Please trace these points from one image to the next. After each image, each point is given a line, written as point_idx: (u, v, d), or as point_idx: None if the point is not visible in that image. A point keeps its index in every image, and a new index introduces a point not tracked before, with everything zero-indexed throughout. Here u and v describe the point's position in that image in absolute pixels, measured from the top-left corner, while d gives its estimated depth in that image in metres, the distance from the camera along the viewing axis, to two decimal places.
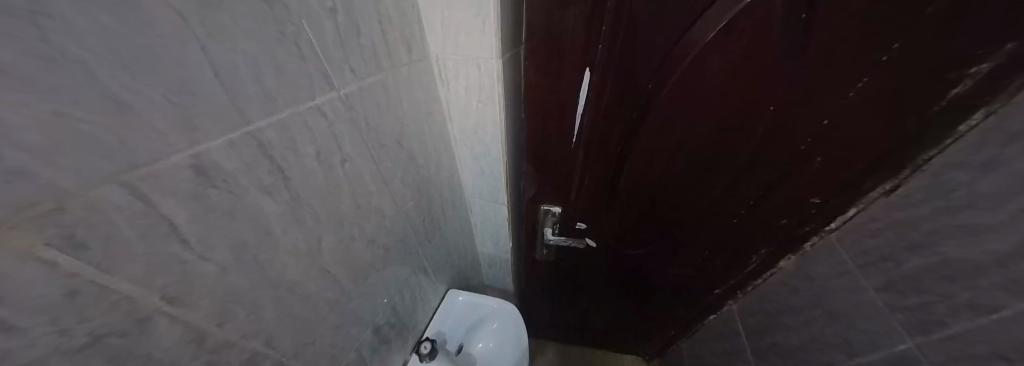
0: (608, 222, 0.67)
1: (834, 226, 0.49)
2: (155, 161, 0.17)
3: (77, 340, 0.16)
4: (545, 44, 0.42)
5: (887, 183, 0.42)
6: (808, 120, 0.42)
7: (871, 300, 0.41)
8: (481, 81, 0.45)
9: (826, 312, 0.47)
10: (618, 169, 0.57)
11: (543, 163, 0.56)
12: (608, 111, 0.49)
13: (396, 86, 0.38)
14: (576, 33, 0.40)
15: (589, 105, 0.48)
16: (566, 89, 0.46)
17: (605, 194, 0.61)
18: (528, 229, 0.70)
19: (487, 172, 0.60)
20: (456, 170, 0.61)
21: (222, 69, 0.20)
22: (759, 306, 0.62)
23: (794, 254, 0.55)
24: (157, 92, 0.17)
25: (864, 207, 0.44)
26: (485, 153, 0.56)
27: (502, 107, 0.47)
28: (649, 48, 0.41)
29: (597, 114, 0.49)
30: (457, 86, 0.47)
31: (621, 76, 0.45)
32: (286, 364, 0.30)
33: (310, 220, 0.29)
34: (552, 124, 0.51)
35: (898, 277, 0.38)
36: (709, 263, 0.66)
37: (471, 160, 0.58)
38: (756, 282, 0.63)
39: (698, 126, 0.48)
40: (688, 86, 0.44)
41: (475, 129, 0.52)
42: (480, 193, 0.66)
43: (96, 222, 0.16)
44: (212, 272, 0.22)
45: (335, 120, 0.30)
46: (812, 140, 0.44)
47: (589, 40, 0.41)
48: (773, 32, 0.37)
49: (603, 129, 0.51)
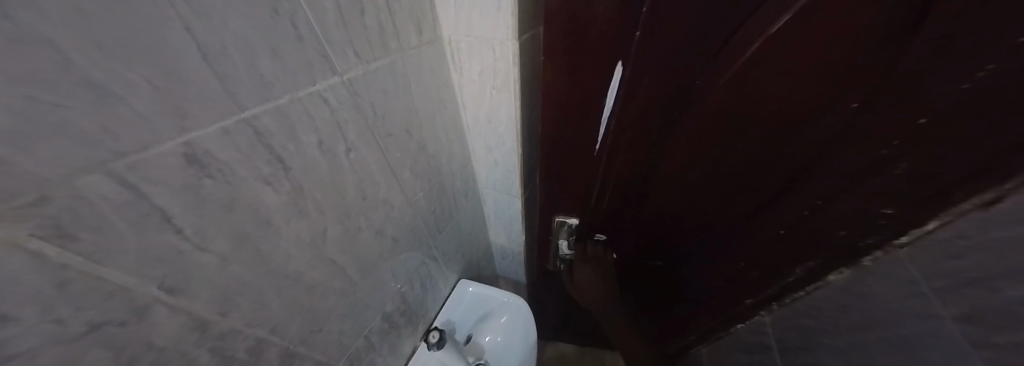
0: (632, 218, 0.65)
1: (905, 240, 0.37)
2: (144, 149, 0.17)
3: (74, 329, 0.16)
4: (568, 29, 0.37)
5: (985, 195, 0.29)
6: (899, 117, 0.33)
7: (950, 330, 0.32)
8: (494, 66, 0.41)
9: (885, 336, 0.39)
10: (651, 167, 0.54)
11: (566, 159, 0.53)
12: (642, 106, 0.46)
13: (404, 72, 0.36)
14: (607, 16, 0.35)
15: (620, 99, 0.45)
16: (593, 81, 0.42)
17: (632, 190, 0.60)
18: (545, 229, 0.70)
19: (501, 163, 0.57)
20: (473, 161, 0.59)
21: (212, 50, 0.19)
22: (796, 321, 0.53)
23: (845, 268, 0.44)
24: (140, 75, 0.16)
25: (947, 223, 0.33)
26: (498, 145, 0.53)
27: (516, 97, 0.44)
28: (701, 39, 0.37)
29: (630, 109, 0.46)
30: (470, 70, 0.43)
31: (661, 68, 0.41)
32: (294, 350, 0.30)
33: (313, 210, 0.28)
34: (574, 119, 0.47)
35: (991, 306, 0.29)
36: (742, 274, 0.59)
37: (485, 151, 0.56)
38: (797, 294, 0.53)
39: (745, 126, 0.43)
40: (742, 81, 0.38)
41: (489, 119, 0.49)
42: (494, 184, 0.64)
43: (83, 212, 0.15)
44: (211, 263, 0.21)
45: (337, 107, 0.28)
46: (896, 142, 0.34)
47: (624, 25, 0.37)
48: (862, 13, 0.29)
49: (634, 125, 0.49)
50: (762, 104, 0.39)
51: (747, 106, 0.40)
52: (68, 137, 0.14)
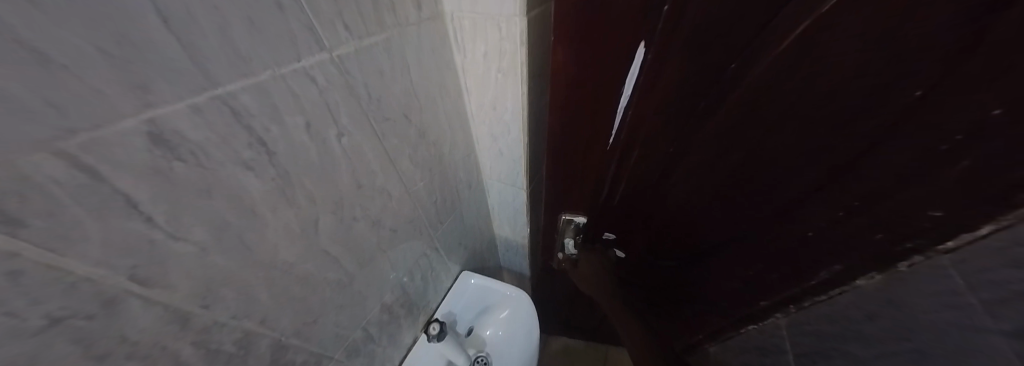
0: (641, 215, 0.62)
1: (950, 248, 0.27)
2: (99, 126, 0.15)
3: (33, 323, 0.14)
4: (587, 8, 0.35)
5: None
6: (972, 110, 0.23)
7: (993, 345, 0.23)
8: (500, 47, 0.38)
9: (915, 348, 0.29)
10: (666, 164, 0.49)
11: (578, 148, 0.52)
12: (665, 96, 0.42)
13: (401, 52, 0.33)
14: None
15: (639, 86, 0.43)
16: (614, 62, 0.41)
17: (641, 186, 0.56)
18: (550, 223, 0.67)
19: (506, 153, 0.55)
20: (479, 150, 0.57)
21: (174, 15, 0.16)
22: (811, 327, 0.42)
23: (878, 272, 0.33)
24: (90, 43, 0.13)
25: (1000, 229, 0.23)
26: (503, 133, 0.50)
27: (522, 82, 0.41)
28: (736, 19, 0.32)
29: (648, 97, 0.43)
30: (474, 52, 0.40)
31: (687, 51, 0.37)
32: (286, 342, 0.29)
33: (303, 199, 0.27)
34: (589, 103, 0.46)
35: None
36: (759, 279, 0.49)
37: (489, 140, 0.53)
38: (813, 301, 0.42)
39: (769, 122, 0.36)
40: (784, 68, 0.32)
41: (494, 105, 0.46)
42: (498, 175, 0.61)
43: (32, 196, 0.13)
44: (188, 253, 0.20)
45: (326, 87, 0.26)
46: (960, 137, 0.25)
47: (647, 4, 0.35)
48: None
49: (653, 117, 0.45)
50: (796, 94, 0.33)
51: (784, 97, 0.33)
52: (10, 112, 0.12)
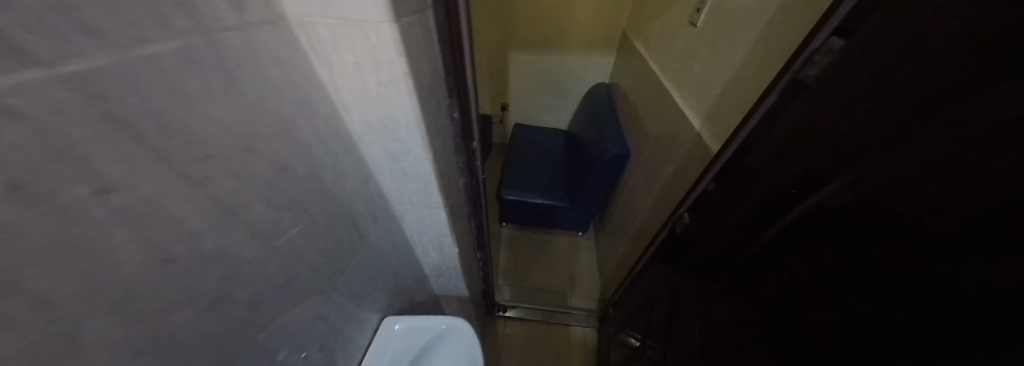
0: (738, 287, 0.63)
1: (831, 252, 0.44)
2: None
3: None
4: (886, 130, 0.39)
5: (884, 231, 0.37)
6: (865, 231, 0.39)
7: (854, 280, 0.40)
8: (376, 55, 0.33)
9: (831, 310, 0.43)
10: (788, 257, 0.51)
11: (776, 218, 0.55)
12: (831, 205, 0.45)
13: (222, 62, 0.23)
14: (903, 135, 0.37)
15: (843, 198, 0.43)
16: (845, 175, 0.43)
17: (757, 209, 0.60)
18: (717, 261, 0.71)
19: (413, 174, 0.48)
20: (740, 162, 0.66)
21: None
22: (773, 333, 0.52)
23: (800, 272, 0.48)
24: None
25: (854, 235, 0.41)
26: (404, 152, 0.44)
27: (411, 95, 0.37)
28: (897, 163, 0.37)
29: (839, 211, 0.43)
30: (343, 62, 0.34)
31: (859, 173, 0.41)
32: None
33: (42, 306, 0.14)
34: (811, 191, 0.49)
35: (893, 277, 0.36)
36: (757, 317, 0.56)
37: (388, 162, 0.46)
38: (772, 317, 0.52)
39: (831, 261, 0.43)
40: (857, 220, 0.41)
41: (384, 122, 0.40)
42: (410, 197, 0.53)
43: None
44: None
45: (70, 122, 0.13)
46: (900, 223, 0.36)
47: (895, 138, 0.38)
48: (968, 156, 0.31)
49: (816, 222, 0.47)
50: (846, 240, 0.42)
51: (848, 231, 0.41)
52: None
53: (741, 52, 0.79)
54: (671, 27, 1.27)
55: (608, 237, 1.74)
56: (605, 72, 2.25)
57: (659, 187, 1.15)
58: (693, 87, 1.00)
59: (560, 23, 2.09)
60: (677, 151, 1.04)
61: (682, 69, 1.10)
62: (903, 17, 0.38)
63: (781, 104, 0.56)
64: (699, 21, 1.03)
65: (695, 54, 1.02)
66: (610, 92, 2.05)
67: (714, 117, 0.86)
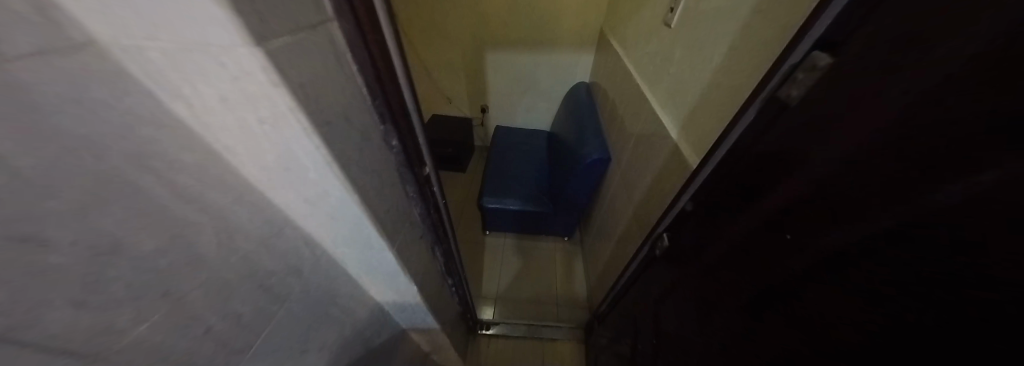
0: (706, 318, 0.58)
1: (801, 297, 0.38)
2: None
3: None
4: (854, 161, 0.33)
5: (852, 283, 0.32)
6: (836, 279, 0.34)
7: (818, 333, 0.35)
8: (246, 90, 0.24)
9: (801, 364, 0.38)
10: (757, 294, 0.46)
11: (745, 247, 0.50)
12: (801, 242, 0.39)
13: None
14: (872, 169, 0.31)
15: (812, 235, 0.37)
16: (812, 208, 0.38)
17: (727, 234, 0.55)
18: (687, 285, 0.66)
19: (342, 218, 0.40)
20: (714, 180, 0.60)
21: None
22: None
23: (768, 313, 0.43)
24: None
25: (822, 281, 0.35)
26: (321, 196, 0.36)
27: (312, 136, 0.29)
28: (864, 203, 0.32)
29: (808, 250, 0.38)
30: (207, 99, 0.25)
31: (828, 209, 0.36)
32: None
33: None
34: (779, 222, 0.43)
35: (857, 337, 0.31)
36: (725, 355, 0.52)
37: (308, 207, 0.38)
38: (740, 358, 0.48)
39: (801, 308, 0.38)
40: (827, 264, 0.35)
41: (286, 165, 0.31)
42: (346, 241, 0.45)
43: None
44: None
45: None
46: (870, 275, 0.30)
47: (863, 172, 0.32)
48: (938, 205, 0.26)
49: (786, 259, 0.41)
50: (814, 285, 0.36)
51: (818, 276, 0.36)
52: None
53: (716, 57, 0.74)
54: (647, 26, 1.22)
55: (593, 242, 1.70)
56: (585, 71, 2.20)
57: (640, 195, 1.11)
58: (670, 92, 0.95)
59: (537, 22, 2.02)
60: (656, 158, 1.00)
61: (658, 71, 1.06)
62: (884, 30, 0.32)
63: (756, 121, 0.50)
64: (673, 21, 0.98)
65: (671, 56, 0.98)
66: (590, 92, 2.00)
67: (692, 125, 0.81)
